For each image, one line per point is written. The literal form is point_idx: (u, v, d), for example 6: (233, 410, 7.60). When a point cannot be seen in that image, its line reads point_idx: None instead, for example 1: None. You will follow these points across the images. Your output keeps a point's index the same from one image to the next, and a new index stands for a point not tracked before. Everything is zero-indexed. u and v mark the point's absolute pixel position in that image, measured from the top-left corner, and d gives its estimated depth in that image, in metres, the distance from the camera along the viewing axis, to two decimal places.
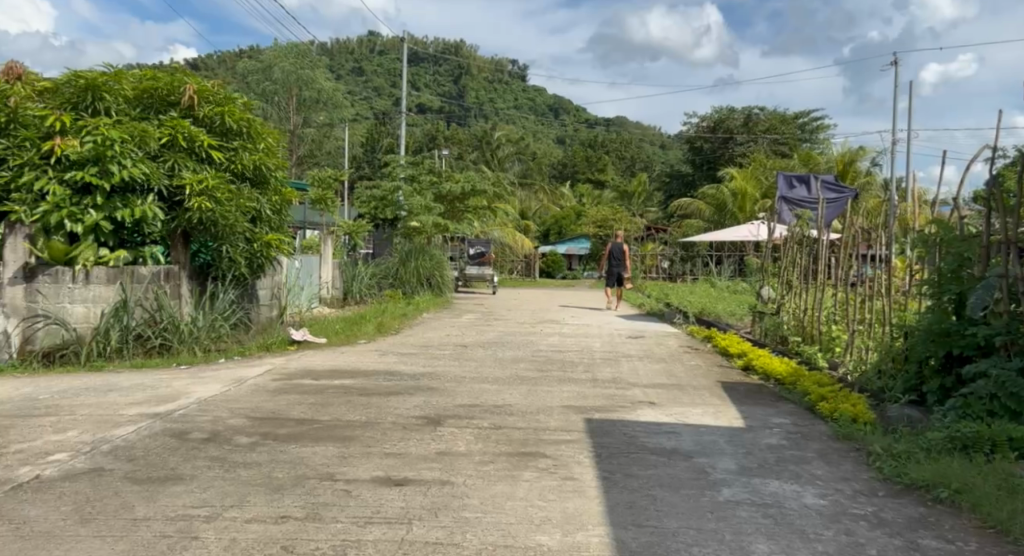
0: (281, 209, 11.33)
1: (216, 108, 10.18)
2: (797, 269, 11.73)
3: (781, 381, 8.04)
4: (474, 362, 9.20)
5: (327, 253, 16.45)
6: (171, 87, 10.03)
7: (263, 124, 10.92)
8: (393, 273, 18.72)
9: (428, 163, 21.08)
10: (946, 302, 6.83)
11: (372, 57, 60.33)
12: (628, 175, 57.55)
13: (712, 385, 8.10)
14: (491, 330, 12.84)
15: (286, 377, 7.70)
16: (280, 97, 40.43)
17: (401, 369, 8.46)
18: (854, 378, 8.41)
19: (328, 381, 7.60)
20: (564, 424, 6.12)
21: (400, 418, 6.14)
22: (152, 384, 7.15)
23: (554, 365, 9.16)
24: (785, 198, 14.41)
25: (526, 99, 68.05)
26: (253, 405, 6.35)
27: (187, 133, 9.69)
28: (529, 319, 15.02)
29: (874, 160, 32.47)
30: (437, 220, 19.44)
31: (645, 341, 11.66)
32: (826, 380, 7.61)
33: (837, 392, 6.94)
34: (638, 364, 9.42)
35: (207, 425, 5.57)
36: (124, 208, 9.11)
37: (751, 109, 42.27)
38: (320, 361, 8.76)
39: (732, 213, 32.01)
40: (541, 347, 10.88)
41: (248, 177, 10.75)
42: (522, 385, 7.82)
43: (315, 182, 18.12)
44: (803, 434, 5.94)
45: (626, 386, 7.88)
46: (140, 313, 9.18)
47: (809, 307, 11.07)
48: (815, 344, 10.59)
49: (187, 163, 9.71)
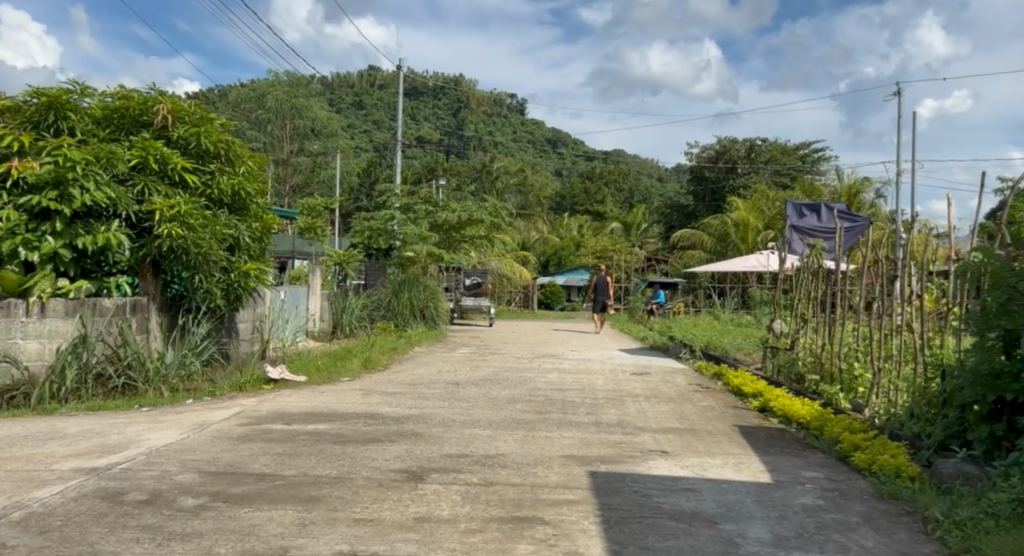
0: (262, 237, 10.60)
1: (191, 129, 9.57)
2: (812, 303, 11.01)
3: (805, 426, 7.26)
4: (466, 402, 8.41)
5: (316, 283, 15.74)
6: (143, 106, 9.43)
7: (244, 147, 10.32)
8: (385, 305, 18.00)
9: (423, 193, 20.40)
10: (992, 338, 6.07)
11: (371, 90, 60.41)
12: (627, 207, 57.17)
13: (729, 430, 7.31)
14: (486, 365, 12.04)
15: (254, 422, 6.91)
16: (273, 126, 40.23)
17: (385, 411, 7.68)
18: (883, 422, 7.63)
19: (301, 426, 6.82)
20: (565, 479, 5.32)
21: (376, 472, 5.35)
22: (101, 430, 6.33)
23: (554, 406, 8.36)
24: (796, 226, 13.77)
25: (525, 132, 68.01)
26: (210, 456, 5.56)
27: (159, 155, 9.06)
28: (527, 353, 14.23)
29: (878, 191, 31.99)
30: (432, 250, 18.77)
31: (651, 379, 10.85)
32: (856, 425, 6.82)
33: (871, 440, 6.15)
34: (645, 405, 8.63)
35: (150, 483, 4.77)
36: (86, 235, 8.37)
37: (753, 140, 41.85)
38: (295, 403, 7.96)
39: (734, 244, 31.34)
40: (540, 385, 10.08)
41: (226, 203, 10.10)
42: (518, 430, 7.03)
43: (305, 211, 17.65)
44: (840, 492, 5.16)
45: (634, 431, 7.08)
46: (102, 349, 8.37)
47: (827, 342, 10.32)
48: (834, 382, 9.82)
49: (158, 188, 9.05)
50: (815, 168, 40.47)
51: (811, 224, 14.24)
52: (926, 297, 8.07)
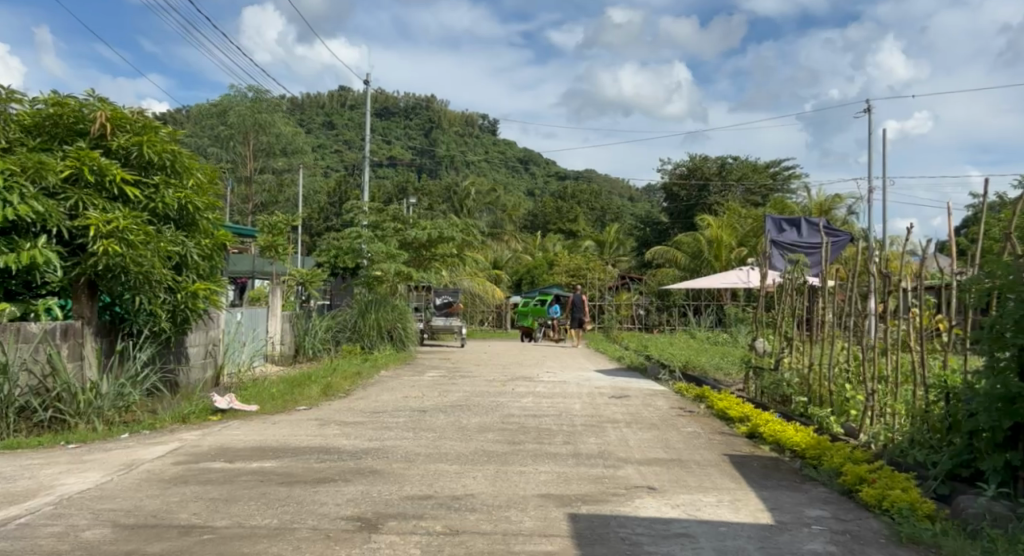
0: (212, 256, 9.86)
1: (132, 137, 8.84)
2: (796, 321, 10.50)
3: (801, 454, 6.67)
4: (432, 433, 7.69)
5: (276, 305, 14.90)
6: (79, 113, 8.73)
7: (193, 158, 9.63)
8: (351, 326, 17.21)
9: (391, 210, 19.69)
10: (1005, 359, 5.47)
11: (343, 110, 59.77)
12: (600, 225, 56.83)
13: (719, 460, 6.69)
14: (456, 390, 11.31)
15: (190, 461, 6.14)
16: (236, 143, 39.52)
17: (341, 445, 6.95)
18: (881, 448, 7.06)
19: (243, 465, 6.08)
20: (542, 525, 4.65)
21: (324, 521, 4.63)
22: (9, 474, 5.53)
23: (527, 435, 7.69)
24: (777, 242, 13.47)
25: (497, 152, 67.74)
26: (131, 505, 4.81)
27: (95, 165, 8.33)
28: (500, 376, 13.52)
29: (850, 208, 31.96)
30: (400, 268, 18.02)
31: (630, 402, 10.23)
32: (858, 454, 6.23)
33: (876, 471, 5.58)
34: (627, 432, 7.99)
35: (48, 543, 4.02)
36: (9, 253, 7.61)
37: (724, 157, 41.75)
38: (241, 437, 7.20)
39: (707, 262, 31.03)
40: (513, 410, 9.40)
41: (172, 218, 9.37)
42: (489, 464, 6.33)
43: (265, 228, 16.86)
44: (853, 536, 4.55)
45: (615, 463, 6.43)
46: (26, 379, 7.53)
47: (815, 363, 9.75)
48: (823, 403, 9.26)
49: (94, 202, 8.31)
50: (785, 186, 40.44)
51: (791, 239, 13.78)
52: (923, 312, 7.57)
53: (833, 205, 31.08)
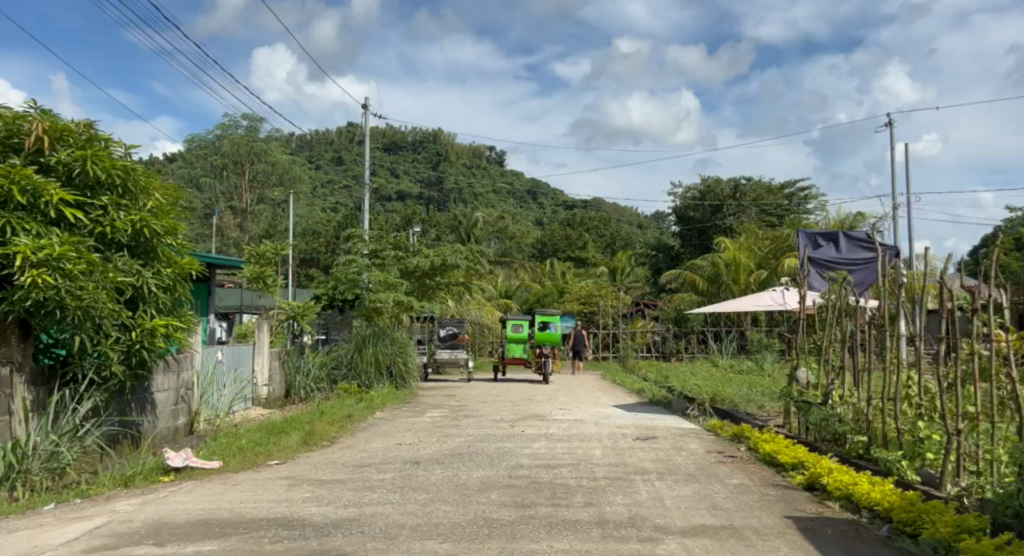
0: (175, 287, 8.59)
1: (76, 151, 7.64)
2: (846, 349, 9.10)
3: (889, 520, 5.25)
4: (424, 494, 6.32)
5: (264, 341, 13.53)
6: (13, 125, 7.54)
7: (150, 176, 8.43)
8: (346, 362, 15.91)
9: (392, 237, 18.25)
10: None
11: (349, 145, 58.91)
12: (609, 253, 55.42)
13: (782, 526, 5.30)
14: (457, 434, 9.89)
15: (106, 546, 4.77)
16: (231, 173, 38.48)
17: (309, 516, 5.59)
18: (984, 504, 5.62)
19: (174, 550, 4.71)
20: None
21: None
22: None
23: (540, 495, 6.30)
24: (815, 260, 12.10)
25: (504, 183, 66.73)
26: None
27: (28, 184, 7.10)
28: (508, 416, 12.08)
29: (873, 227, 30.57)
30: (400, 298, 16.69)
31: (659, 445, 8.81)
32: (968, 517, 4.82)
33: (1007, 547, 4.17)
34: (661, 487, 6.59)
35: None
36: None
37: (738, 178, 40.51)
38: (185, 507, 5.82)
39: (725, 285, 29.53)
40: (523, 460, 8.00)
41: (125, 245, 8.11)
42: (491, 541, 4.95)
43: (254, 259, 15.64)
44: None
45: (653, 535, 5.03)
46: None
47: (872, 397, 8.34)
48: (888, 444, 7.82)
49: (27, 226, 7.03)
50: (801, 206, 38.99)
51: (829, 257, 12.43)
52: (1005, 338, 6.28)
53: (855, 224, 29.75)
